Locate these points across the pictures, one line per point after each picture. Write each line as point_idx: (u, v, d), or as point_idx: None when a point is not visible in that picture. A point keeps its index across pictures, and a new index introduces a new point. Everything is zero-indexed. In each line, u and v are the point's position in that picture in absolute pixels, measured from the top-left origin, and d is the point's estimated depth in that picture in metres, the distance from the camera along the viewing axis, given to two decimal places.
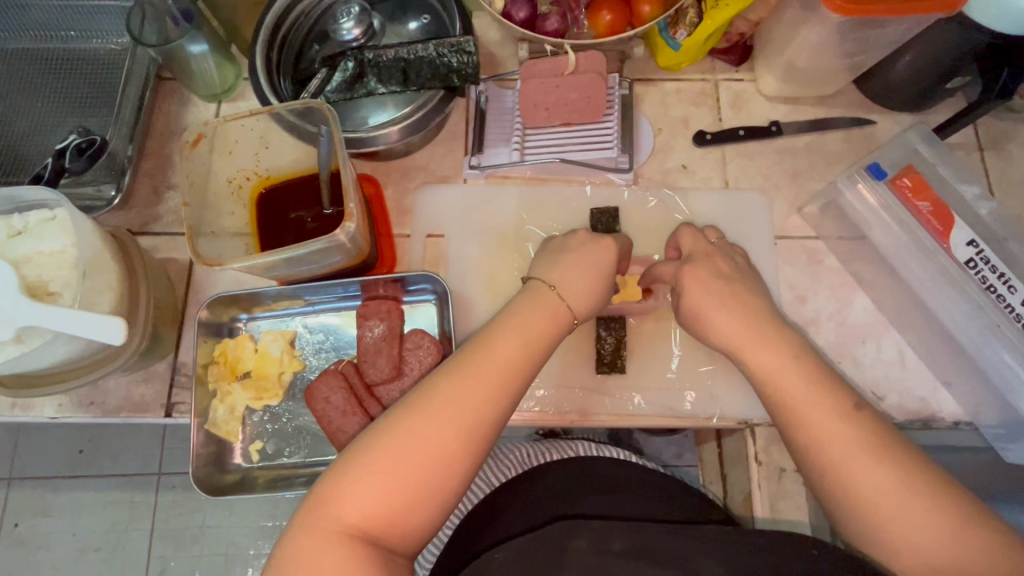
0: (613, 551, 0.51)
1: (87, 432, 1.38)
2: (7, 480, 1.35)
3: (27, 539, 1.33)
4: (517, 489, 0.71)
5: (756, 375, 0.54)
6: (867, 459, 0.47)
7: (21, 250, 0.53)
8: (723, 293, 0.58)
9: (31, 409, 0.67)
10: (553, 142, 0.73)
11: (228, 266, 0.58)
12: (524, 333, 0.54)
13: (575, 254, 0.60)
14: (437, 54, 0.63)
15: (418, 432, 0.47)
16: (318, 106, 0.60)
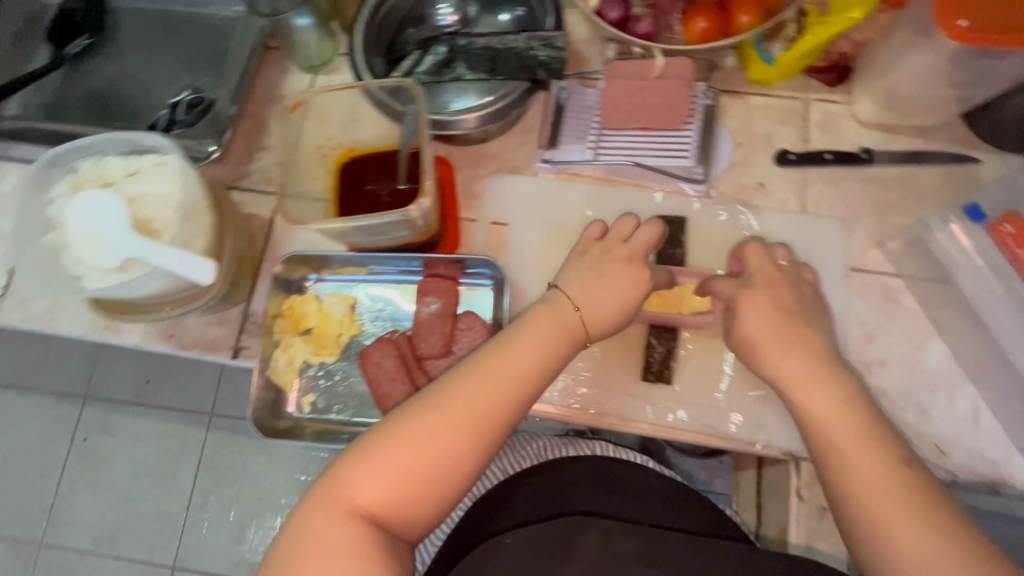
0: (620, 552, 0.58)
1: (153, 365, 1.51)
2: (84, 397, 1.51)
3: (93, 452, 1.47)
4: (529, 481, 0.72)
5: (804, 411, 0.54)
6: (912, 517, 0.46)
7: (134, 189, 0.59)
8: (782, 326, 0.57)
9: (120, 332, 0.74)
10: (629, 145, 0.72)
11: (309, 226, 0.61)
12: (542, 345, 0.57)
13: (602, 269, 0.61)
14: (527, 47, 0.64)
15: (426, 428, 0.51)
16: (408, 86, 0.63)
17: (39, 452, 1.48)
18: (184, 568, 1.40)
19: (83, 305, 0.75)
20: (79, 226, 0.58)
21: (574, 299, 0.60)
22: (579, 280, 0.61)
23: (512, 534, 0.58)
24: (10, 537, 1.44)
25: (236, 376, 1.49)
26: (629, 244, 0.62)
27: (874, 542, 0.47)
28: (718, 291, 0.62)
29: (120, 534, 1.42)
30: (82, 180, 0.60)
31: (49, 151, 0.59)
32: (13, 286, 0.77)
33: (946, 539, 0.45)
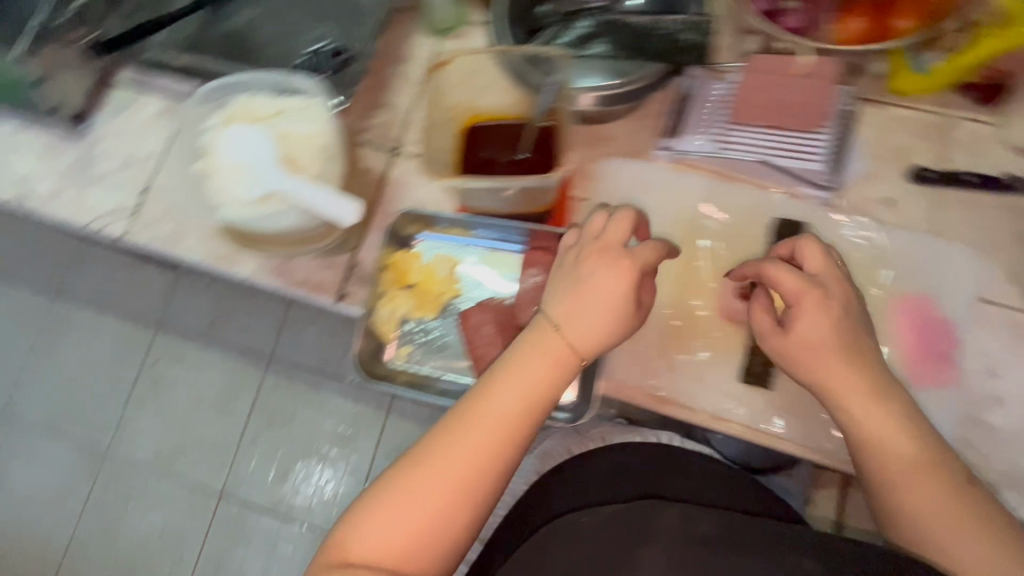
0: (702, 532, 0.58)
1: (223, 304, 1.58)
2: (157, 324, 1.59)
3: (160, 377, 1.57)
4: (581, 471, 0.78)
5: (856, 429, 0.56)
6: (965, 531, 0.52)
7: (280, 126, 0.63)
8: (833, 337, 0.56)
9: (235, 264, 0.78)
10: (756, 143, 0.71)
11: (451, 183, 0.62)
12: (523, 387, 0.58)
13: (585, 283, 0.59)
14: (670, 29, 0.63)
15: (415, 487, 0.55)
16: (557, 55, 0.64)
17: (114, 368, 1.59)
18: (229, 497, 1.48)
19: (203, 233, 0.80)
20: (230, 156, 0.61)
21: (555, 324, 0.59)
22: (562, 299, 0.60)
23: (588, 515, 0.64)
24: (79, 443, 1.55)
25: (298, 325, 1.55)
26: (602, 240, 0.60)
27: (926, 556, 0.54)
28: (780, 286, 0.59)
29: (176, 456, 1.52)
30: (235, 114, 0.63)
31: (210, 82, 0.63)
32: (141, 208, 0.82)
33: (995, 549, 0.52)
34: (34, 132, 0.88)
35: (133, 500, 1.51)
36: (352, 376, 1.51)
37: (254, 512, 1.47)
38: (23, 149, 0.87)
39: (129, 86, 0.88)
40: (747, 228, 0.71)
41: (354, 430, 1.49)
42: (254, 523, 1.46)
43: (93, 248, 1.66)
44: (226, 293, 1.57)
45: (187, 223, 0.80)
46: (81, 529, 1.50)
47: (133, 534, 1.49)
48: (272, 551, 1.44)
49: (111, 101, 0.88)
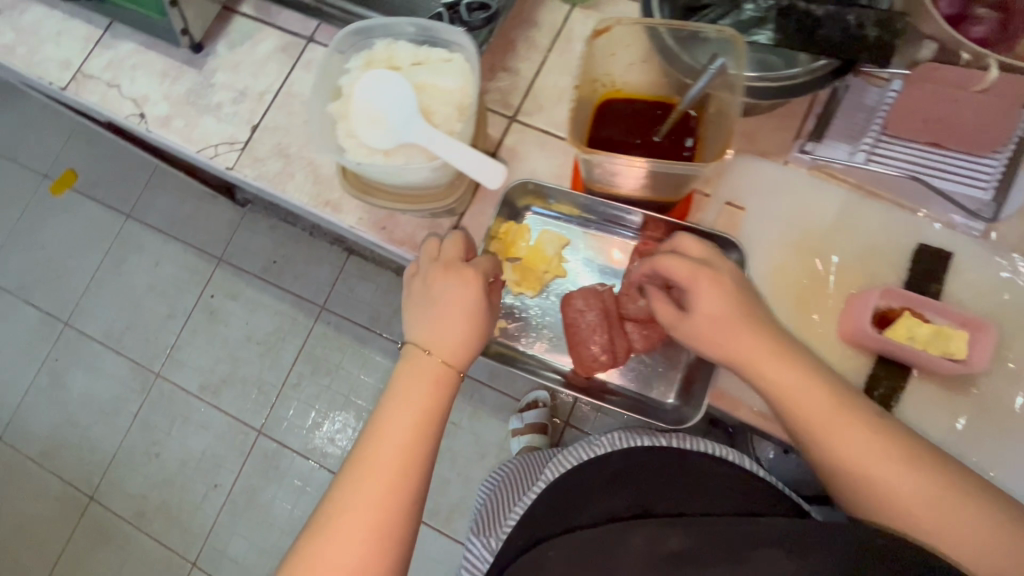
0: (670, 547, 0.56)
1: (284, 248, 1.59)
2: (217, 259, 1.62)
3: (214, 310, 1.60)
4: (570, 483, 0.70)
5: (774, 390, 0.57)
6: (921, 480, 0.52)
7: (420, 77, 0.60)
8: (728, 305, 0.58)
9: (338, 213, 0.78)
10: (912, 159, 0.65)
11: (597, 156, 0.58)
12: (415, 410, 0.62)
13: (439, 303, 0.64)
14: (855, 24, 0.56)
15: (333, 533, 0.57)
16: (732, 38, 0.58)
17: (173, 293, 1.62)
18: (267, 435, 1.51)
19: (309, 176, 0.79)
20: (363, 100, 0.59)
21: (425, 346, 0.64)
22: (425, 322, 0.65)
23: (555, 546, 0.59)
24: (134, 358, 1.60)
25: (353, 280, 1.56)
26: (444, 260, 0.66)
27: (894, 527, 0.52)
28: (672, 274, 0.60)
29: (222, 387, 1.55)
30: (374, 58, 0.61)
31: (357, 23, 0.61)
32: (250, 142, 0.82)
33: (962, 503, 0.51)
34: (154, 53, 0.88)
35: (178, 421, 1.55)
36: (399, 338, 1.51)
37: (288, 453, 1.49)
38: (142, 68, 0.88)
39: (251, 18, 0.87)
40: (883, 249, 0.66)
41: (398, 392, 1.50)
42: (287, 463, 1.49)
43: (167, 175, 1.69)
44: (290, 238, 1.59)
45: (294, 164, 0.80)
46: (128, 440, 1.56)
47: (174, 454, 1.54)
48: (301, 493, 1.46)
49: (230, 31, 0.87)
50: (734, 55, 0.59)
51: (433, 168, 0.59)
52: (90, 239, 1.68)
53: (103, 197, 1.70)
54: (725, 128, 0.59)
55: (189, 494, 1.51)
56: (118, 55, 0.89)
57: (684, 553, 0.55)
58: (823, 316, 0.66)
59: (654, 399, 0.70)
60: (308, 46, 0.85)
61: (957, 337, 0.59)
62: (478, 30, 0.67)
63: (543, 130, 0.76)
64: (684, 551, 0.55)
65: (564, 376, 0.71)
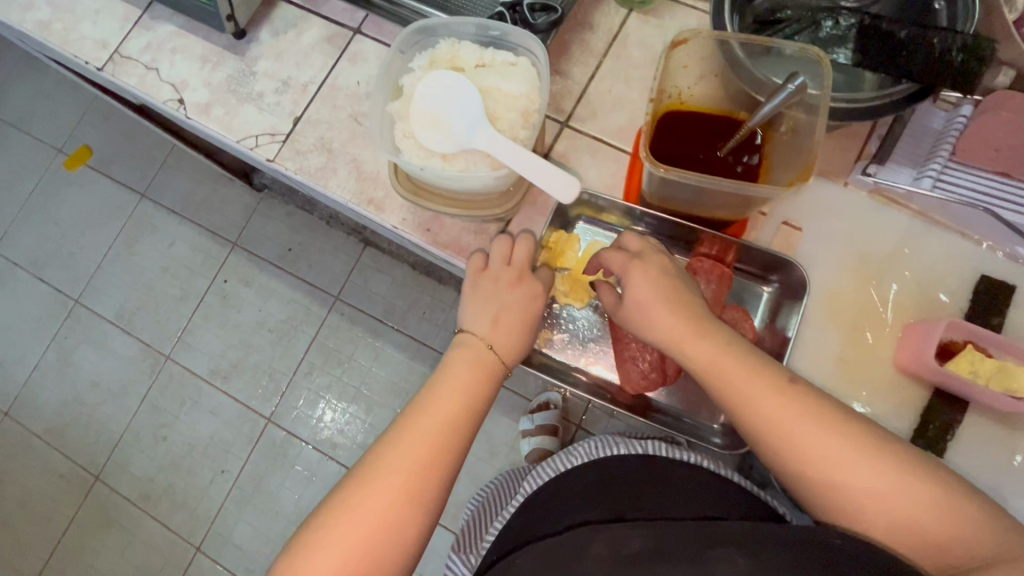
0: (630, 550, 0.53)
1: (301, 236, 1.57)
2: (232, 244, 1.59)
3: (227, 295, 1.57)
4: (542, 494, 0.71)
5: (696, 363, 0.56)
6: (849, 447, 0.51)
7: (485, 81, 0.58)
8: (657, 281, 0.58)
9: (381, 212, 0.76)
10: (980, 187, 0.63)
11: (673, 173, 0.56)
12: (462, 390, 0.60)
13: (504, 303, 0.64)
14: (940, 49, 0.54)
15: (367, 494, 0.54)
16: (815, 56, 0.55)
17: (186, 276, 1.59)
18: (276, 423, 1.49)
19: (353, 173, 0.78)
20: (424, 99, 0.57)
21: (482, 336, 0.63)
22: (483, 315, 0.64)
23: (522, 554, 0.59)
24: (144, 339, 1.57)
25: (368, 271, 1.53)
26: (514, 266, 0.65)
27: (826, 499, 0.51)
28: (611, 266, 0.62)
29: (232, 373, 1.53)
30: (438, 57, 0.60)
31: (422, 21, 0.60)
32: (293, 135, 0.81)
33: (882, 464, 0.50)
34: (195, 37, 0.86)
35: (186, 406, 1.53)
36: (413, 332, 1.49)
37: (297, 442, 1.47)
38: (182, 52, 0.86)
39: (295, 5, 0.85)
40: (943, 280, 0.65)
41: (411, 387, 1.48)
42: (295, 453, 1.47)
43: (184, 156, 1.66)
44: (308, 227, 1.57)
45: (337, 160, 0.79)
46: (136, 422, 1.54)
47: (182, 438, 1.51)
48: (309, 484, 1.45)
49: (274, 18, 0.85)
50: (814, 75, 0.57)
51: (495, 175, 0.57)
52: (104, 217, 1.65)
53: (118, 175, 1.67)
54: (802, 148, 0.58)
55: (196, 480, 1.49)
56: (157, 37, 0.87)
57: (645, 554, 0.53)
58: (878, 342, 0.65)
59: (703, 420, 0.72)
60: (354, 38, 0.83)
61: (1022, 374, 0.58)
62: (541, 33, 0.65)
63: (595, 137, 0.75)
64: (644, 553, 0.53)
65: (609, 391, 0.72)
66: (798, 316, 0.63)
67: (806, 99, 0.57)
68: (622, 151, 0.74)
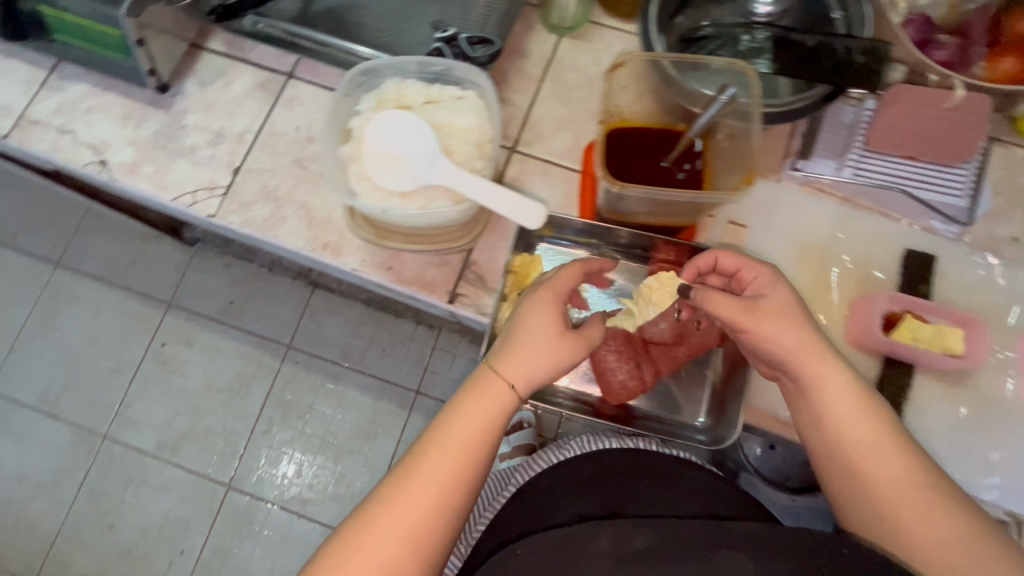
0: (634, 547, 0.56)
1: (243, 286, 1.49)
2: (167, 303, 1.49)
3: (168, 359, 1.46)
4: (536, 485, 0.72)
5: (817, 392, 0.57)
6: (934, 508, 0.52)
7: (436, 116, 0.59)
8: (793, 313, 0.58)
9: (338, 255, 0.74)
10: (894, 172, 0.71)
11: (630, 189, 0.59)
12: (469, 428, 0.55)
13: (523, 327, 0.58)
14: (846, 53, 0.61)
15: (363, 548, 0.51)
16: (743, 68, 0.61)
17: (118, 345, 1.47)
18: (238, 488, 1.39)
19: (303, 219, 0.75)
20: (376, 141, 0.57)
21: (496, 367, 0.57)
22: (504, 344, 0.58)
23: (523, 545, 0.60)
24: (76, 422, 1.43)
25: (320, 314, 1.48)
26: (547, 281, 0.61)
27: (870, 522, 0.55)
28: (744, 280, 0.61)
29: (182, 443, 1.42)
30: (385, 97, 0.60)
31: (363, 63, 0.59)
32: (233, 187, 0.77)
33: (948, 519, 0.52)
34: (112, 94, 0.81)
35: (132, 486, 1.40)
36: (375, 371, 1.45)
37: (263, 505, 1.38)
38: (99, 111, 0.81)
39: (221, 54, 0.82)
40: (875, 258, 0.71)
41: (378, 428, 1.42)
42: (263, 518, 1.37)
43: (102, 217, 1.53)
44: (250, 276, 1.50)
45: (284, 207, 0.76)
46: (74, 513, 1.39)
47: (131, 523, 1.38)
48: (282, 548, 1.36)
49: (199, 68, 0.82)
50: (743, 88, 0.62)
51: (458, 209, 0.57)
52: (15, 293, 1.50)
53: (27, 246, 1.53)
54: (741, 153, 0.63)
55: (153, 566, 1.36)
56: (69, 97, 0.81)
57: (649, 551, 0.56)
58: (831, 323, 0.69)
59: (684, 420, 0.72)
60: (287, 82, 0.81)
61: (955, 335, 0.64)
62: (483, 65, 0.67)
63: (545, 159, 0.76)
64: (648, 549, 0.56)
65: (592, 405, 0.72)
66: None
67: (738, 108, 0.62)
68: (572, 170, 0.76)
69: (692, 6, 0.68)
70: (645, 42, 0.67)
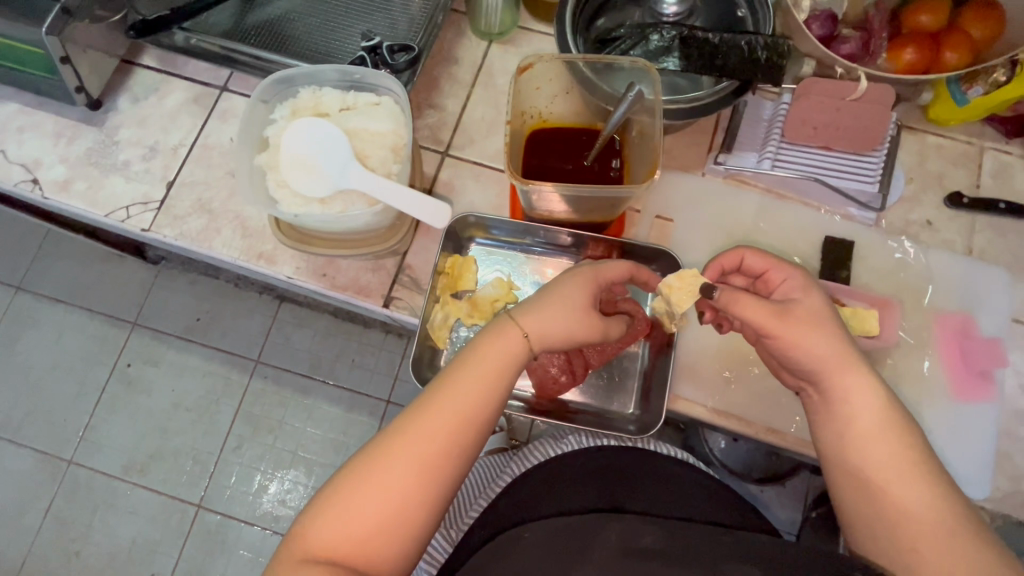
0: (639, 546, 0.55)
1: (205, 303, 1.48)
2: (130, 324, 1.47)
3: (133, 380, 1.44)
4: (535, 475, 0.71)
5: (843, 398, 0.54)
6: (954, 538, 0.48)
7: (351, 123, 0.60)
8: (825, 320, 0.56)
9: (274, 264, 0.74)
10: (812, 163, 0.73)
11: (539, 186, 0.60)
12: (485, 373, 0.55)
13: (552, 290, 0.59)
14: (749, 49, 0.63)
15: (379, 469, 0.51)
16: (645, 68, 0.63)
17: (80, 368, 1.45)
18: (208, 508, 1.37)
19: (238, 230, 0.76)
20: (292, 149, 0.58)
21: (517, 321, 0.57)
22: (528, 307, 0.58)
23: (530, 529, 0.60)
24: (39, 449, 1.40)
25: (287, 327, 1.47)
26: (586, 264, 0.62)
27: (887, 550, 0.51)
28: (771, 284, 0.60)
29: (148, 465, 1.40)
30: (300, 106, 0.61)
31: (278, 72, 0.61)
32: (168, 201, 0.77)
33: (978, 566, 0.47)
34: (45, 113, 0.81)
35: (99, 511, 1.37)
36: (344, 382, 1.44)
37: (235, 523, 1.36)
38: (32, 131, 0.81)
39: (154, 71, 0.83)
40: (797, 246, 0.73)
41: (349, 440, 1.41)
42: (235, 537, 1.36)
43: (59, 239, 1.52)
44: (213, 292, 1.49)
45: (219, 219, 0.76)
46: (39, 542, 1.35)
47: (99, 549, 1.35)
48: (255, 566, 1.34)
49: (132, 84, 0.82)
50: (648, 85, 0.64)
51: (373, 212, 0.58)
52: None
53: None
54: (650, 147, 0.63)
55: None
56: (0, 118, 0.81)
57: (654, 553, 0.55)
58: None
59: (617, 411, 0.72)
60: (221, 95, 0.82)
61: (870, 316, 0.66)
62: (403, 71, 0.68)
63: (476, 162, 0.78)
64: (654, 548, 0.55)
65: (526, 401, 0.72)
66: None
67: (647, 104, 0.63)
68: (502, 171, 0.78)
69: (610, 9, 0.70)
70: (561, 43, 0.68)
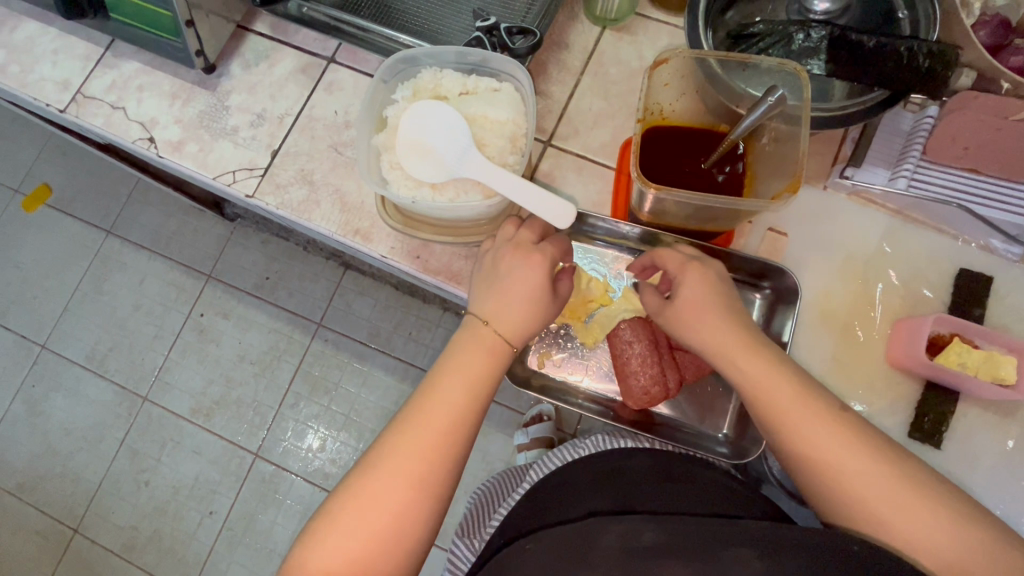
0: (643, 544, 0.53)
1: (276, 263, 1.53)
2: (206, 276, 1.54)
3: (205, 329, 1.51)
4: (550, 482, 0.68)
5: (734, 365, 0.56)
6: (869, 461, 0.51)
7: (472, 108, 0.59)
8: (706, 294, 0.58)
9: (369, 241, 0.74)
10: (952, 185, 0.65)
11: (665, 191, 0.57)
12: (467, 376, 0.58)
13: (507, 279, 0.60)
14: (907, 57, 0.56)
15: (372, 488, 0.53)
16: (795, 70, 0.57)
17: (160, 312, 1.53)
18: (265, 458, 1.44)
19: (336, 204, 0.76)
20: (410, 129, 0.57)
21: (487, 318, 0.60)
22: (487, 295, 0.61)
23: (535, 540, 0.56)
24: (119, 382, 1.50)
25: (350, 295, 1.50)
26: (517, 241, 0.62)
27: (829, 500, 0.52)
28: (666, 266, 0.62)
29: (214, 411, 1.47)
30: (421, 86, 0.61)
31: (403, 52, 0.61)
32: (271, 169, 0.79)
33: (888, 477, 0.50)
34: (162, 73, 0.84)
35: (168, 447, 1.46)
36: (400, 353, 1.46)
37: (287, 476, 1.42)
38: (149, 89, 0.83)
39: (265, 36, 0.83)
40: (922, 276, 0.68)
41: None
42: (287, 488, 1.42)
43: (151, 191, 1.59)
44: (284, 253, 1.53)
45: (319, 191, 0.77)
46: (114, 468, 1.46)
47: (166, 482, 1.45)
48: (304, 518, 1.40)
49: (244, 51, 0.83)
50: (794, 90, 0.59)
51: (487, 203, 0.58)
52: (67, 258, 1.58)
53: (79, 212, 1.60)
54: (790, 159, 0.59)
55: (183, 524, 1.42)
56: (121, 75, 0.84)
57: (658, 548, 0.52)
58: (869, 340, 0.67)
59: (706, 431, 0.71)
60: (328, 67, 0.81)
61: (1006, 363, 0.60)
62: (523, 55, 0.65)
63: (580, 154, 0.75)
64: (658, 546, 0.52)
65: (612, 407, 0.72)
66: (792, 320, 0.64)
67: (785, 111, 0.59)
68: (606, 166, 0.74)
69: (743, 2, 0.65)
70: (693, 32, 0.63)
